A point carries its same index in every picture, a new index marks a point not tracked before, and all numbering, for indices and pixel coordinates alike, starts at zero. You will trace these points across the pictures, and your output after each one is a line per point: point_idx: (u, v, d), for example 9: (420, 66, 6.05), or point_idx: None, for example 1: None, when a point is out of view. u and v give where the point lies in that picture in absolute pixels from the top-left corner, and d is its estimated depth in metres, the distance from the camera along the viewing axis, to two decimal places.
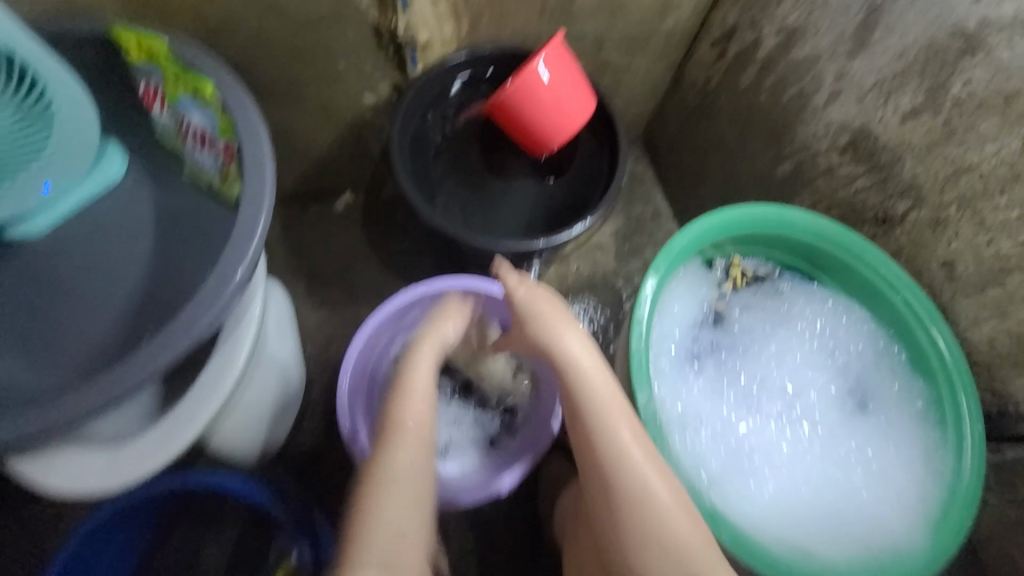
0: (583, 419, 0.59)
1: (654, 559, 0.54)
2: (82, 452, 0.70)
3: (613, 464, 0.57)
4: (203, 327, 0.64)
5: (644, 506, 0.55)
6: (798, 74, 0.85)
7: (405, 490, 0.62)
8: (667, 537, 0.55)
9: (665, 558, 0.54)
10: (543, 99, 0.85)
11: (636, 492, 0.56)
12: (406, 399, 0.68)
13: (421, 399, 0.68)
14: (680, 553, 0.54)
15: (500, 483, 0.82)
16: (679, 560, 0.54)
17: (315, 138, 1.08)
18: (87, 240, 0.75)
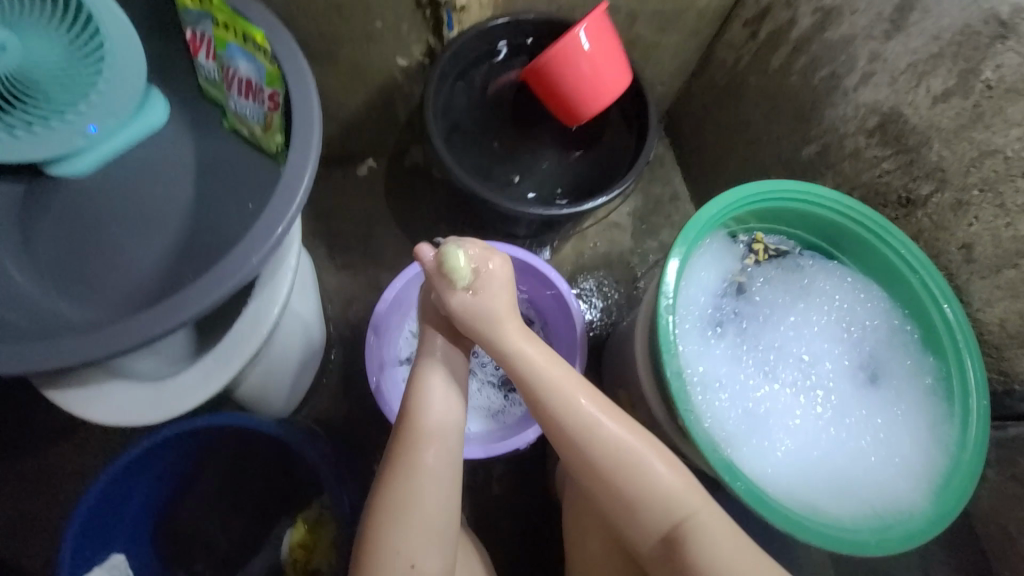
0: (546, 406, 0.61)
1: (648, 507, 0.60)
2: (126, 385, 0.72)
3: (587, 437, 0.60)
4: (248, 270, 0.66)
5: (633, 468, 0.60)
6: (831, 56, 0.87)
7: (424, 526, 0.60)
8: (656, 487, 0.60)
9: (659, 499, 0.60)
10: (581, 67, 0.86)
11: (631, 455, 0.60)
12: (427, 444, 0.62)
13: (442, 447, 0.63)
14: (670, 498, 0.60)
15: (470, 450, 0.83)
16: (669, 505, 0.60)
17: (344, 99, 1.09)
18: (132, 181, 0.77)
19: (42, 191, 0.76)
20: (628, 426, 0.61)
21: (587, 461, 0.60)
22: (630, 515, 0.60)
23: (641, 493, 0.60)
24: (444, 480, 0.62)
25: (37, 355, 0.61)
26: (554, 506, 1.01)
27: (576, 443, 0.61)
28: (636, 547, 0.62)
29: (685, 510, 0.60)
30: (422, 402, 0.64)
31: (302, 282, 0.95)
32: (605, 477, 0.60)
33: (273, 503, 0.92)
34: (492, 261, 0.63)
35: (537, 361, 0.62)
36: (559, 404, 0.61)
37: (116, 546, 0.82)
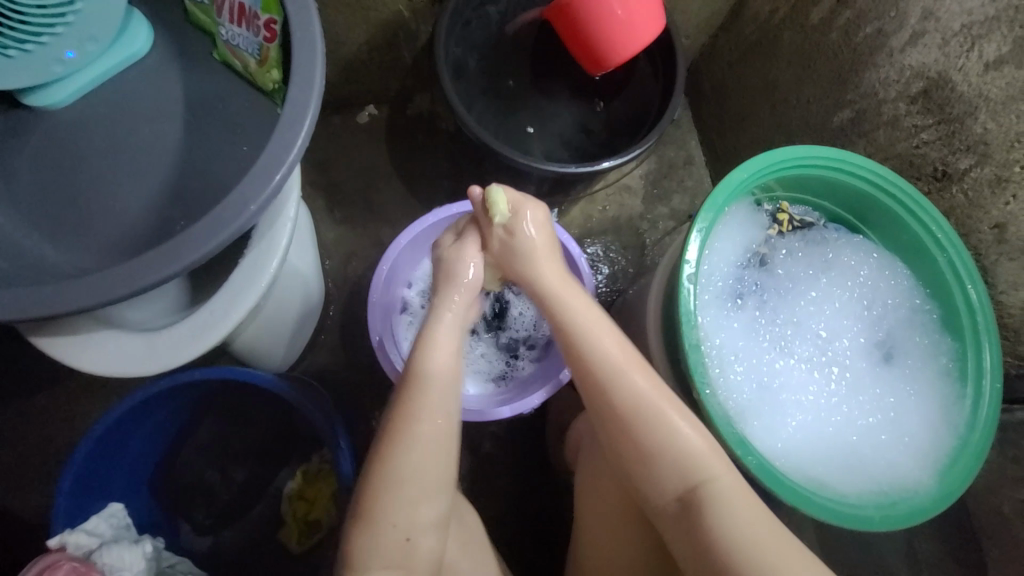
0: (579, 351, 0.63)
1: (664, 468, 0.59)
2: (116, 336, 0.69)
3: (609, 386, 0.61)
4: (247, 218, 0.61)
5: (654, 421, 0.60)
6: (879, 11, 0.80)
7: (418, 483, 0.59)
8: (676, 446, 0.59)
9: (678, 465, 0.59)
10: (613, 9, 0.81)
11: (651, 412, 0.60)
12: (426, 397, 0.61)
13: (441, 403, 0.62)
14: (688, 459, 0.59)
15: (490, 412, 0.81)
16: (686, 468, 0.59)
17: (346, 36, 1.00)
18: (115, 116, 0.71)
19: (19, 123, 0.70)
20: (654, 381, 0.62)
21: (610, 408, 0.61)
22: (644, 475, 0.60)
23: (660, 450, 0.60)
24: (441, 438, 0.61)
25: (23, 301, 0.57)
26: (551, 468, 1.02)
27: (602, 386, 0.62)
28: (648, 512, 0.62)
29: (704, 474, 0.59)
30: (428, 351, 0.63)
31: (301, 235, 0.91)
32: (628, 430, 0.60)
33: (275, 455, 0.91)
34: (528, 209, 0.67)
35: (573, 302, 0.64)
36: (590, 348, 0.63)
37: (116, 496, 0.80)
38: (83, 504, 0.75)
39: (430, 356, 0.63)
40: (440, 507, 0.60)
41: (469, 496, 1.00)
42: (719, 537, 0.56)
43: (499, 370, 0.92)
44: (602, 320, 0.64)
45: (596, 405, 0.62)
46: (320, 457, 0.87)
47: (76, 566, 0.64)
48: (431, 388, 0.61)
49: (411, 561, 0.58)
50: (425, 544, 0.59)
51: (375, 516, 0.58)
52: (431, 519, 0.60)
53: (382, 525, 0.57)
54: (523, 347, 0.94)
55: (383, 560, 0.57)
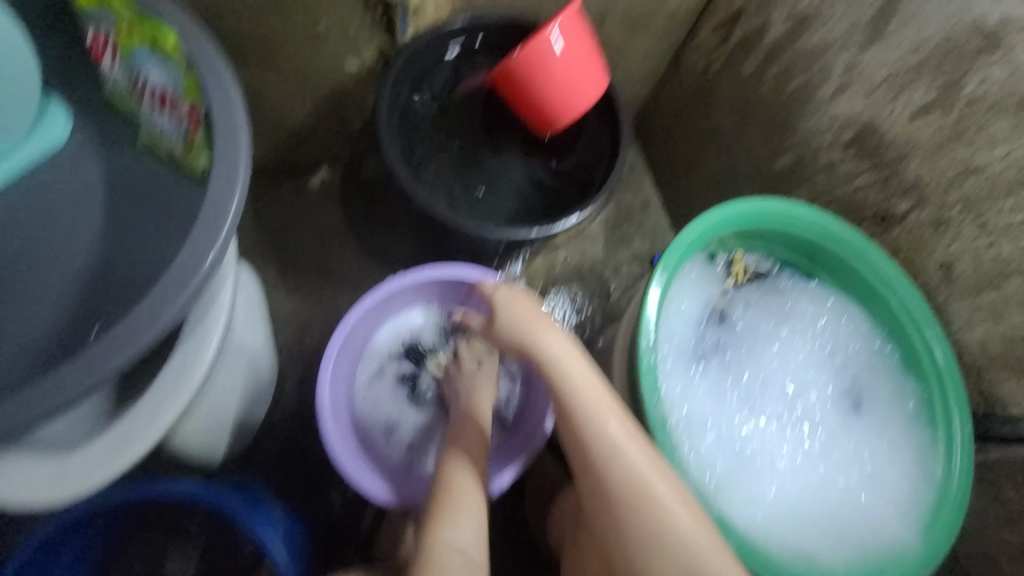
0: (575, 427, 0.58)
1: (660, 559, 0.54)
2: (19, 463, 0.60)
3: (605, 464, 0.56)
4: (164, 323, 0.56)
5: (646, 503, 0.55)
6: (804, 64, 0.83)
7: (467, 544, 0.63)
8: (672, 534, 0.54)
9: (670, 558, 0.54)
10: (558, 72, 0.81)
11: (640, 494, 0.55)
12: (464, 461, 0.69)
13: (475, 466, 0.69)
14: (686, 550, 0.54)
15: None
16: (686, 559, 0.53)
17: (289, 107, 0.98)
18: (26, 215, 0.65)
19: None
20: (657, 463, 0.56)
21: (606, 487, 0.56)
22: (638, 564, 0.55)
23: (656, 538, 0.54)
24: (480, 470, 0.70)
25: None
26: (529, 540, 0.96)
27: (600, 463, 0.56)
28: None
29: (705, 567, 0.53)
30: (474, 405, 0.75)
31: (243, 316, 0.86)
32: (615, 514, 0.56)
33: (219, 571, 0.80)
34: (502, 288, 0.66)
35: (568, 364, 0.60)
36: (591, 421, 0.57)
37: None
38: None
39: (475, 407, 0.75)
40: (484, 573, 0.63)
41: None
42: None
43: None
44: (598, 385, 0.59)
45: (593, 486, 0.57)
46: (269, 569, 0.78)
47: None
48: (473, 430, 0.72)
49: None
50: None
51: None
52: None
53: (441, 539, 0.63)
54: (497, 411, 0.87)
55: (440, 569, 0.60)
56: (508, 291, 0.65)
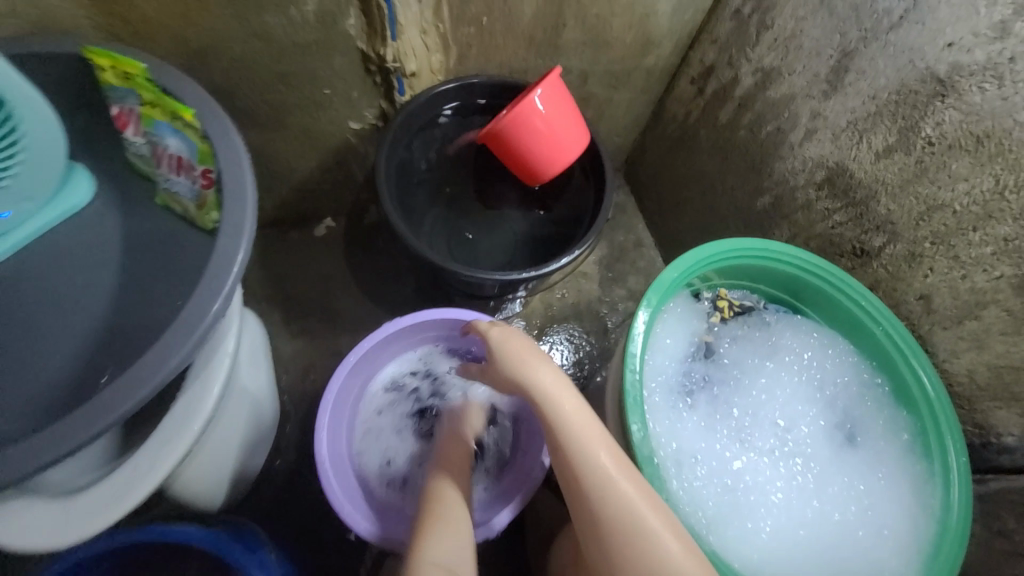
0: (566, 462, 0.59)
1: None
2: (22, 511, 0.62)
3: (595, 502, 0.56)
4: (170, 370, 0.59)
5: (638, 537, 0.55)
6: (774, 112, 0.89)
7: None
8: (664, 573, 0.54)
9: None
10: (545, 129, 0.87)
11: (632, 528, 0.55)
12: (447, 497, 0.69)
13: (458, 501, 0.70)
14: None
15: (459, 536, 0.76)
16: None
17: (297, 163, 1.05)
18: (45, 270, 0.70)
19: None
20: (650, 504, 0.56)
21: (596, 524, 0.56)
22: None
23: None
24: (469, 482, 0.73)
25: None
26: None
27: (591, 500, 0.57)
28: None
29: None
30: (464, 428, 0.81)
31: (246, 361, 0.88)
32: (608, 549, 0.56)
33: None
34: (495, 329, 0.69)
35: (560, 395, 0.61)
36: (582, 452, 0.58)
37: None
38: None
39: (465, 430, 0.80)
40: None
41: None
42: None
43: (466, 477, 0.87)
44: (592, 418, 0.61)
45: (586, 525, 0.57)
46: None
47: None
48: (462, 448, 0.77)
49: None
50: None
51: None
52: None
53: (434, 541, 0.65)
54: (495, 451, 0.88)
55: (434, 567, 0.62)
56: (502, 329, 0.69)
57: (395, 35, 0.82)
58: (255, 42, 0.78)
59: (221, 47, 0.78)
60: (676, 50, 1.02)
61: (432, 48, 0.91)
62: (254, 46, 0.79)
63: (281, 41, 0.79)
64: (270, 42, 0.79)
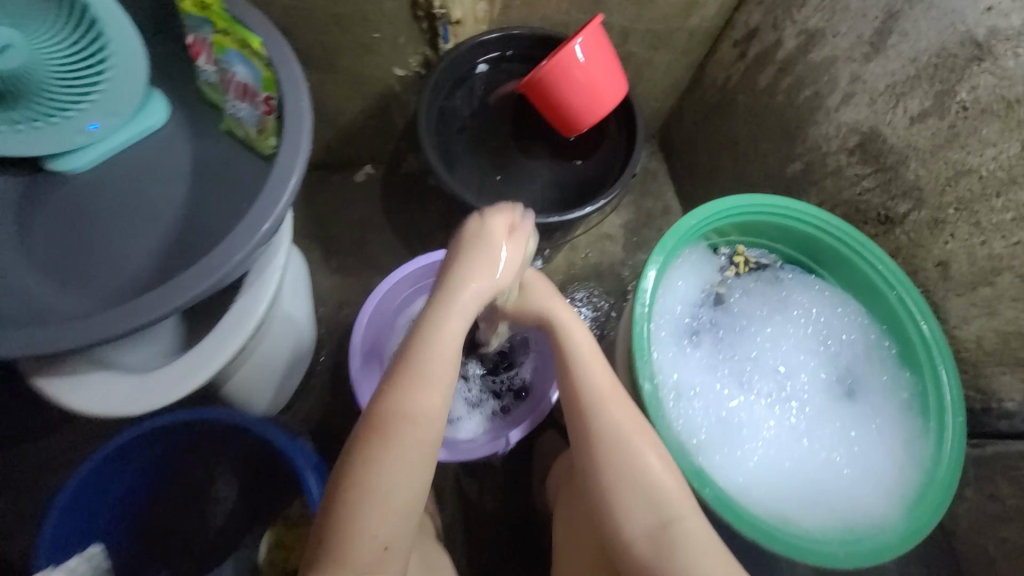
0: (569, 381, 0.64)
1: (631, 503, 0.60)
2: (107, 379, 0.73)
3: (590, 415, 0.62)
4: (234, 265, 0.67)
5: (627, 452, 0.61)
6: (814, 76, 0.89)
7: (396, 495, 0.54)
8: (642, 480, 0.60)
9: (643, 504, 0.59)
10: (583, 79, 0.90)
11: (621, 444, 0.61)
12: (414, 398, 0.56)
13: (428, 407, 0.57)
14: (657, 495, 0.60)
15: (466, 450, 0.85)
16: (656, 504, 0.59)
17: (344, 107, 1.12)
18: (127, 179, 0.79)
19: (39, 184, 0.78)
20: (637, 424, 0.62)
21: (588, 434, 0.62)
22: (612, 510, 0.60)
23: (631, 484, 0.60)
24: (432, 441, 0.56)
25: (13, 343, 0.63)
26: (534, 511, 1.02)
27: (587, 414, 0.63)
28: (622, 558, 0.60)
29: (672, 511, 0.59)
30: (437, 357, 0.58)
31: (291, 285, 0.97)
32: (595, 461, 0.61)
33: (253, 502, 0.95)
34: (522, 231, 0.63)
35: (572, 329, 0.66)
36: (583, 379, 0.64)
37: (95, 533, 0.83)
38: (64, 545, 0.77)
39: (439, 363, 0.58)
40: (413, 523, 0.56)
41: (454, 541, 1.00)
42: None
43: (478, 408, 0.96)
44: (595, 352, 0.65)
45: (579, 436, 0.63)
46: (299, 505, 0.90)
47: None
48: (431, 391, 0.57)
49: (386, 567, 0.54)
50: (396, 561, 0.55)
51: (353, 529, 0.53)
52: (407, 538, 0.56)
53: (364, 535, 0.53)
54: (516, 390, 0.97)
55: (376, 523, 0.53)
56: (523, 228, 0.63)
57: None
58: None
59: None
60: (721, 11, 1.01)
61: None
62: None
63: None
64: None
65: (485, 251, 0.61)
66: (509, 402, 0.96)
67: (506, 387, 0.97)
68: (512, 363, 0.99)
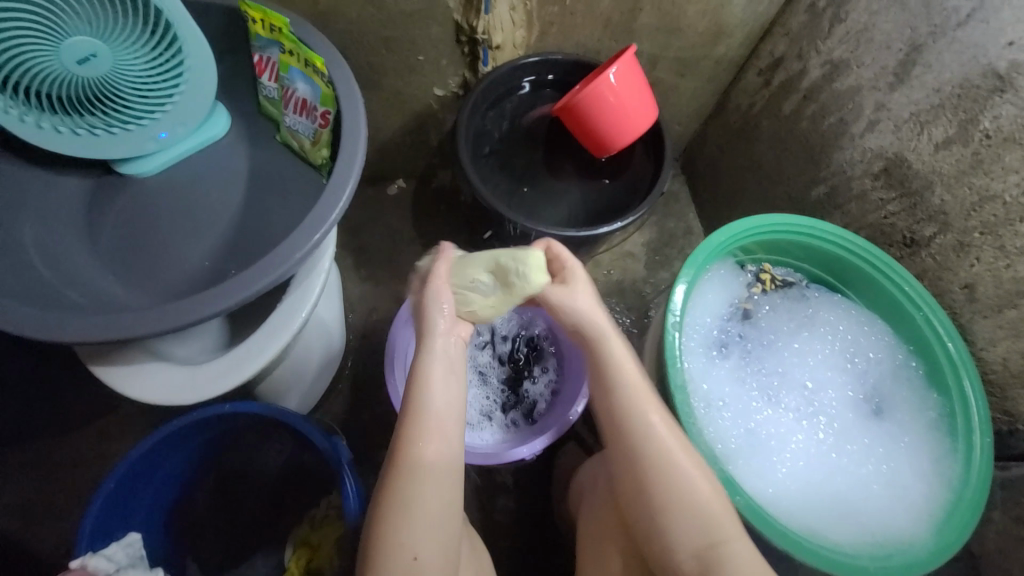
0: (612, 399, 0.67)
1: (680, 523, 0.61)
2: (165, 367, 0.77)
3: (631, 433, 0.65)
4: (291, 264, 0.70)
5: (668, 472, 0.62)
6: (838, 104, 0.92)
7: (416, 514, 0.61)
8: (692, 500, 0.62)
9: (688, 524, 0.61)
10: (616, 105, 0.95)
11: (665, 466, 0.63)
12: (418, 432, 0.64)
13: (431, 436, 0.64)
14: (703, 516, 0.61)
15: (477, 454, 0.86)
16: (704, 525, 0.61)
17: (383, 123, 1.17)
18: (187, 184, 0.85)
19: (107, 186, 0.83)
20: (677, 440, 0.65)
21: (633, 450, 0.64)
22: (649, 515, 0.62)
23: (676, 504, 0.62)
24: (437, 467, 0.63)
25: (73, 330, 0.64)
26: (554, 523, 1.03)
27: (627, 435, 0.65)
28: (661, 569, 0.62)
29: (720, 533, 0.60)
30: (426, 388, 0.66)
31: (331, 289, 0.98)
32: (638, 479, 0.64)
33: (285, 497, 0.99)
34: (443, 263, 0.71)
35: (619, 359, 0.68)
36: (626, 412, 0.66)
37: (135, 522, 0.86)
38: (103, 533, 0.80)
39: (428, 393, 0.66)
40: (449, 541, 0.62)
41: None
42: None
43: (493, 418, 0.98)
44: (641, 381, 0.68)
45: (621, 451, 0.65)
46: (326, 503, 0.93)
47: None
48: (427, 421, 0.64)
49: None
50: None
51: (386, 546, 0.60)
52: (438, 554, 0.61)
53: (388, 548, 0.59)
54: (529, 407, 0.99)
55: (402, 538, 0.60)
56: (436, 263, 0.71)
57: (489, 9, 0.93)
58: (369, 8, 0.91)
59: (341, 10, 0.90)
60: (747, 41, 1.06)
61: (517, 23, 1.00)
62: (368, 12, 0.91)
63: (390, 8, 0.91)
64: (382, 9, 0.91)
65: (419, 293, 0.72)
66: (520, 417, 0.98)
67: (519, 402, 1.00)
68: (530, 380, 1.01)
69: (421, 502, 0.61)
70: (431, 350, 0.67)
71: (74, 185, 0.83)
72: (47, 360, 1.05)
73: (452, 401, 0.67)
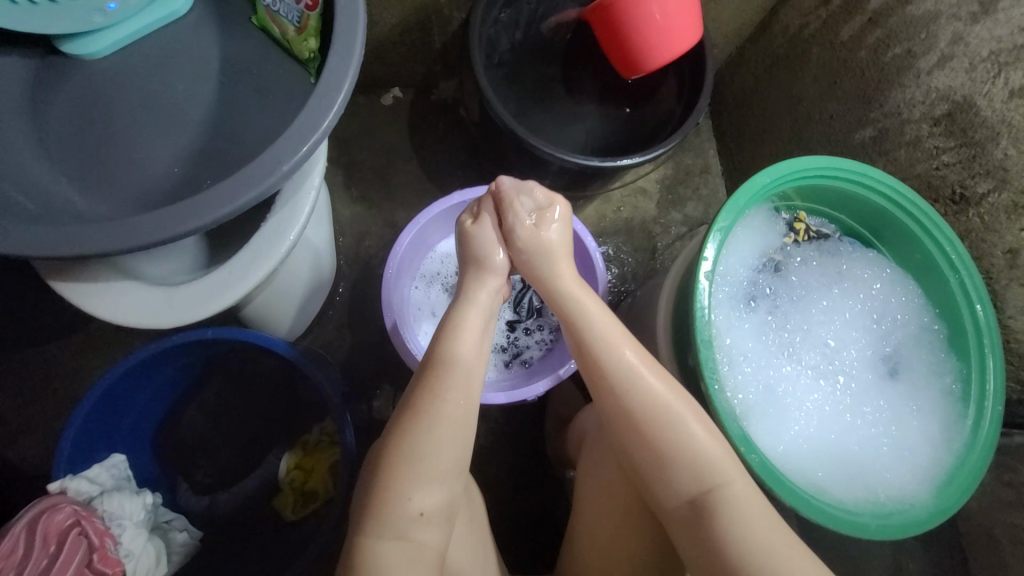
0: (588, 346, 0.64)
1: (681, 472, 0.60)
2: (135, 288, 0.69)
3: (621, 383, 0.62)
4: (277, 178, 0.59)
5: (670, 425, 0.60)
6: (910, 32, 0.80)
7: (432, 464, 0.58)
8: (692, 450, 0.60)
9: (686, 473, 0.60)
10: (651, 13, 0.81)
11: (659, 417, 0.61)
12: (440, 387, 0.61)
13: (455, 391, 0.61)
14: (700, 463, 0.60)
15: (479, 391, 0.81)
16: (700, 473, 0.59)
17: (378, 16, 1.00)
18: (146, 73, 0.70)
19: (53, 68, 0.69)
20: (664, 385, 0.62)
21: (621, 398, 0.62)
22: (660, 467, 0.60)
23: (677, 452, 0.60)
24: (459, 420, 0.60)
25: (21, 241, 0.55)
26: (547, 459, 1.04)
27: (617, 386, 0.62)
28: (660, 510, 0.62)
29: (718, 478, 0.59)
30: (456, 338, 0.64)
31: (320, 210, 0.88)
32: (637, 431, 0.61)
33: (275, 426, 0.96)
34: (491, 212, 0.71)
35: (586, 300, 0.66)
36: (607, 356, 0.63)
37: (117, 443, 0.82)
38: (83, 455, 0.76)
39: (456, 343, 0.64)
40: (454, 489, 0.60)
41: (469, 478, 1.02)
42: (729, 545, 0.57)
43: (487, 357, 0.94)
44: (610, 317, 0.65)
45: (603, 392, 0.63)
46: (319, 430, 0.91)
47: (76, 509, 0.66)
48: (457, 376, 0.62)
49: (427, 531, 0.58)
50: (432, 524, 0.58)
51: (390, 499, 0.57)
52: (443, 501, 0.59)
53: (389, 500, 0.57)
54: (516, 352, 0.96)
55: (416, 487, 0.58)
56: (486, 211, 0.71)
57: None
58: None
59: None
60: None
61: None
62: None
63: None
64: None
65: (470, 236, 0.70)
66: (510, 360, 0.95)
67: (509, 345, 0.96)
68: (524, 325, 0.97)
69: (438, 453, 0.59)
70: (471, 302, 0.67)
71: (13, 65, 0.69)
72: (19, 280, 0.98)
73: (478, 353, 0.65)
